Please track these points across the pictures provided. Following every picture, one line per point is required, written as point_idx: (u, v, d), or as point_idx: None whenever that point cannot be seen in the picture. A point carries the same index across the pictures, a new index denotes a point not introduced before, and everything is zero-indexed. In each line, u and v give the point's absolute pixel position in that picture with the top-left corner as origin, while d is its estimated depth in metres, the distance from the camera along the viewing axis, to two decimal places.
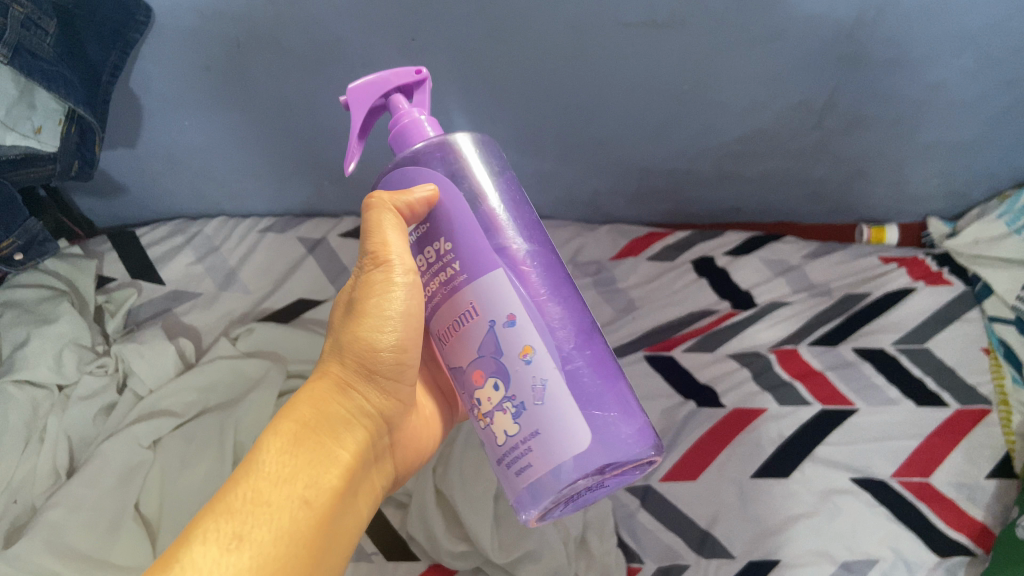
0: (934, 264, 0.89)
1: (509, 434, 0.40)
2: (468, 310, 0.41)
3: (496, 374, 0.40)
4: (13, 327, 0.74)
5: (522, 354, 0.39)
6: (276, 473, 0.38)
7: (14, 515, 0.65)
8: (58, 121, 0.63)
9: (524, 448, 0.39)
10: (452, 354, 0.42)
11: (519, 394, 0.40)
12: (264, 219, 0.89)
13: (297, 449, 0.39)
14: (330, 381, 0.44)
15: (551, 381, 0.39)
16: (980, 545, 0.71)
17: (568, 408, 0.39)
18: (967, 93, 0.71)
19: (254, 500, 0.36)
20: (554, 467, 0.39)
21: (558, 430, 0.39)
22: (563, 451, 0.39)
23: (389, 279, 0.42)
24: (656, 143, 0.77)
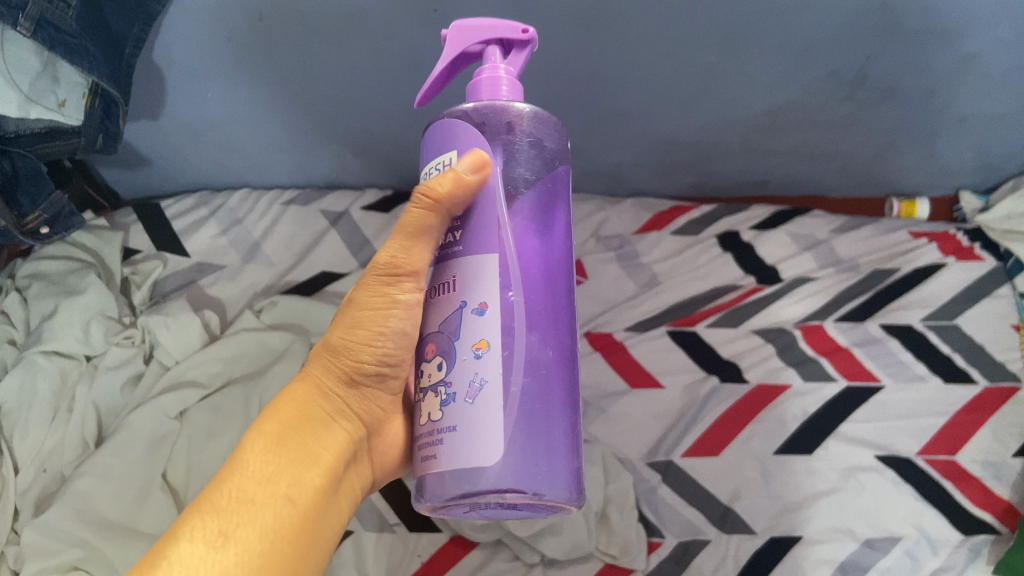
0: (966, 239, 0.87)
1: (432, 418, 0.40)
2: (450, 282, 0.41)
3: (446, 354, 0.40)
4: (41, 299, 0.75)
5: (473, 348, 0.39)
6: (261, 472, 0.39)
7: (44, 483, 0.67)
8: (82, 93, 0.63)
9: (437, 438, 0.39)
10: (427, 318, 0.42)
11: (456, 382, 0.39)
12: (286, 192, 0.89)
13: (280, 450, 0.40)
14: (311, 380, 0.45)
15: (487, 384, 0.38)
16: (1006, 524, 0.71)
17: (492, 416, 0.38)
18: (1005, 63, 0.69)
19: (239, 498, 0.38)
20: (452, 468, 0.38)
21: (480, 436, 0.38)
22: (465, 457, 0.38)
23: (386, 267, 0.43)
24: (683, 115, 0.76)
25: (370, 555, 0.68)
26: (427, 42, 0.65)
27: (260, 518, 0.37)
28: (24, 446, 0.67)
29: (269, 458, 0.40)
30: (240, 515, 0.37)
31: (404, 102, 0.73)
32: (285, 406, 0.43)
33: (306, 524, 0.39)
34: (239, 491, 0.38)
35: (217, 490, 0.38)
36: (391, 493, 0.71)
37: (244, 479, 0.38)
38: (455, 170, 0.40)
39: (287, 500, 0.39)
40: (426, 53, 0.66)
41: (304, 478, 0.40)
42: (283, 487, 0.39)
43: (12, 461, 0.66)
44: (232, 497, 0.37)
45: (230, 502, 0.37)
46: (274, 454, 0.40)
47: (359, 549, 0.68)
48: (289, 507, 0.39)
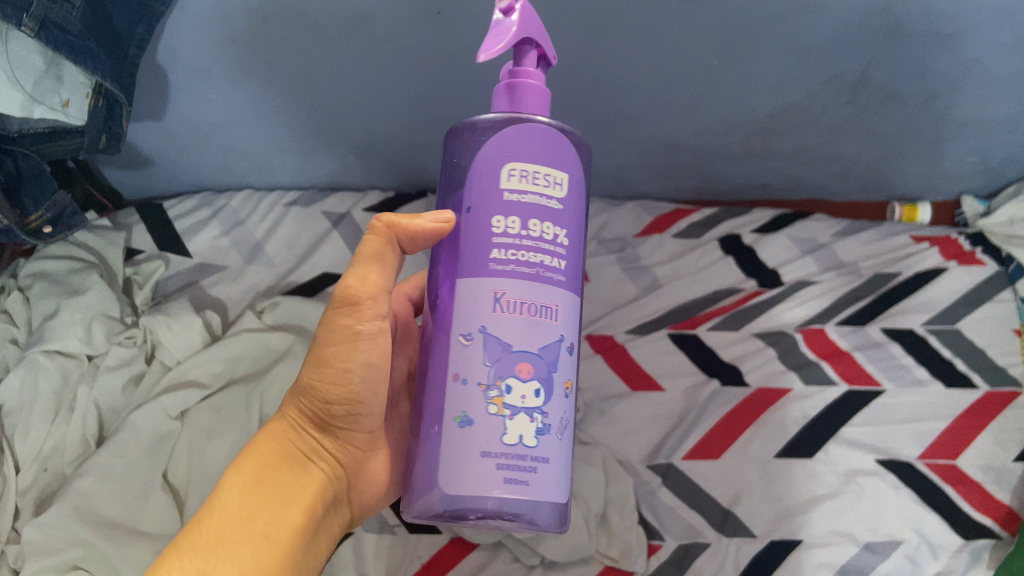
0: (967, 243, 0.87)
1: (526, 442, 0.41)
2: (549, 307, 0.41)
3: (542, 381, 0.42)
4: (43, 298, 0.75)
5: (564, 388, 0.43)
6: (239, 510, 0.41)
7: (45, 483, 0.67)
8: (85, 94, 0.64)
9: (530, 463, 0.41)
10: (507, 327, 0.41)
11: (550, 414, 0.42)
12: (288, 193, 0.89)
13: (257, 488, 0.43)
14: (285, 421, 0.47)
15: (569, 418, 0.43)
16: (1006, 528, 0.71)
17: (563, 459, 0.43)
18: (1006, 68, 0.69)
19: (218, 536, 0.39)
20: (550, 496, 0.42)
21: (562, 470, 0.43)
22: (553, 489, 0.42)
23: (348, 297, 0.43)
24: (686, 117, 0.76)
25: (371, 556, 0.67)
26: (430, 43, 0.65)
27: (238, 554, 0.39)
28: (26, 444, 0.67)
29: (246, 496, 0.42)
30: (217, 551, 0.39)
31: (406, 104, 0.73)
32: (261, 447, 0.45)
33: (285, 559, 0.41)
34: (216, 530, 0.40)
35: (196, 528, 0.40)
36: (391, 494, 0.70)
37: (223, 518, 0.40)
38: (560, 192, 0.42)
39: (265, 538, 0.40)
40: (428, 54, 0.66)
41: (281, 517, 0.42)
42: (260, 526, 0.41)
43: (13, 459, 0.66)
44: (210, 535, 0.39)
45: (207, 540, 0.39)
46: (252, 494, 0.42)
47: (358, 550, 0.68)
48: (268, 542, 0.40)
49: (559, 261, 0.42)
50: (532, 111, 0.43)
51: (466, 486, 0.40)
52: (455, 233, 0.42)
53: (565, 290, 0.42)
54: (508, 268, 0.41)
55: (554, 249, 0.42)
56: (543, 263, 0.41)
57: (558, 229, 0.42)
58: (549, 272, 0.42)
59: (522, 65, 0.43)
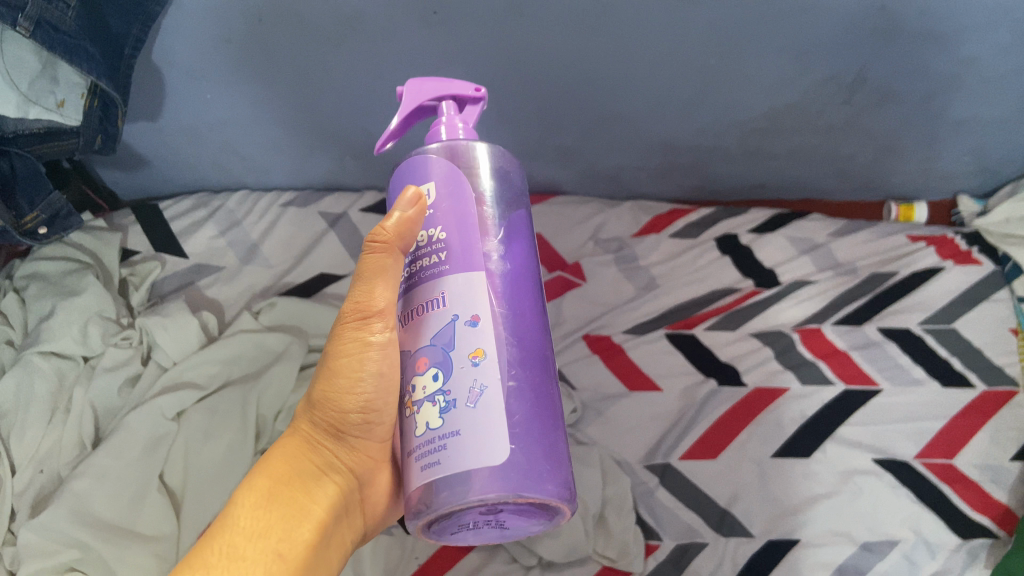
0: (964, 243, 0.87)
1: (431, 426, 0.39)
2: (437, 298, 0.41)
3: (439, 364, 0.40)
4: (39, 299, 0.75)
5: (470, 356, 0.39)
6: (251, 527, 0.41)
7: (41, 484, 0.66)
8: (81, 94, 0.63)
9: (439, 443, 0.38)
10: (408, 337, 0.42)
11: (454, 390, 0.39)
12: (285, 194, 0.89)
13: (270, 503, 0.42)
14: (302, 435, 0.47)
15: (489, 388, 0.39)
16: (1004, 528, 0.70)
17: (490, 422, 0.38)
18: (1002, 67, 0.70)
19: (230, 554, 0.39)
20: (471, 469, 0.37)
21: (484, 435, 0.38)
22: (477, 458, 0.37)
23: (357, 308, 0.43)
24: (683, 117, 0.76)
25: (368, 557, 0.67)
26: (426, 44, 0.65)
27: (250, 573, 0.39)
28: (21, 447, 0.67)
29: (259, 511, 0.42)
30: (230, 569, 0.38)
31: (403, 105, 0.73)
32: (277, 461, 0.45)
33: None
34: (230, 547, 0.39)
35: (209, 546, 0.39)
36: None
37: (236, 535, 0.40)
38: (428, 199, 0.43)
39: (278, 556, 0.40)
40: (424, 55, 0.66)
41: (294, 532, 0.42)
42: (273, 543, 0.41)
43: (9, 461, 0.66)
44: (223, 553, 0.39)
45: (221, 558, 0.39)
46: (264, 509, 0.42)
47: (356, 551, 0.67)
48: (280, 560, 0.40)
49: (440, 253, 0.41)
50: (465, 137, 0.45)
51: (408, 490, 0.40)
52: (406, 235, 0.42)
53: (447, 274, 0.41)
54: (405, 287, 0.43)
55: (432, 247, 0.42)
56: (423, 266, 0.42)
57: (435, 230, 0.42)
58: (429, 269, 0.42)
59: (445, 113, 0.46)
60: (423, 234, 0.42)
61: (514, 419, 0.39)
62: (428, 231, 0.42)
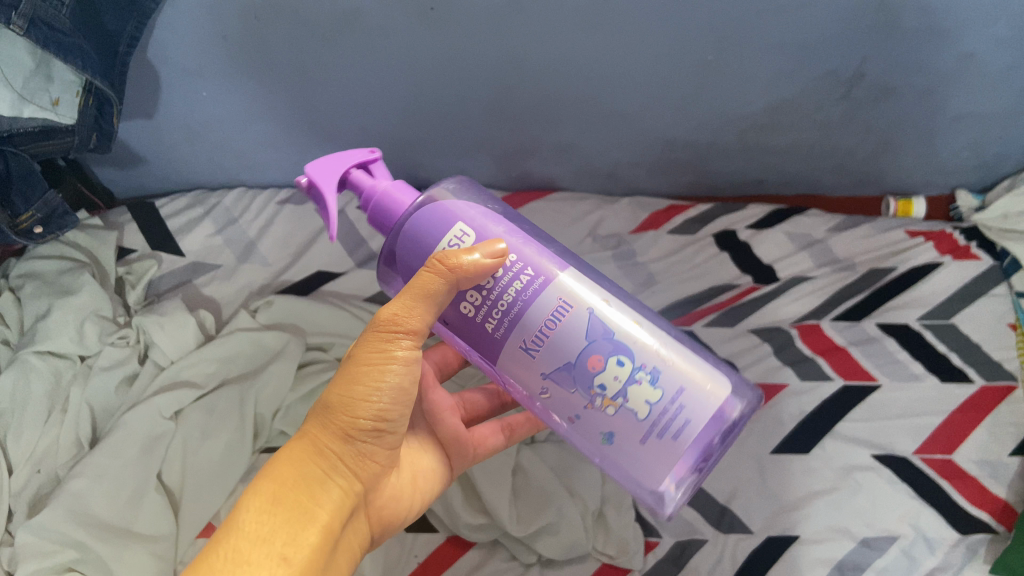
0: (962, 238, 0.87)
1: (653, 401, 0.40)
2: (559, 305, 0.41)
3: (614, 351, 0.41)
4: (35, 298, 0.74)
5: (631, 331, 0.41)
6: (256, 532, 0.39)
7: (39, 484, 0.66)
8: (76, 92, 0.63)
9: (673, 408, 0.40)
10: (547, 359, 0.41)
11: (647, 360, 0.41)
12: (282, 191, 0.88)
13: (275, 508, 0.40)
14: (310, 438, 0.44)
15: (665, 347, 0.41)
16: (1002, 523, 0.70)
17: (690, 364, 0.41)
18: (1000, 63, 0.69)
19: (235, 558, 0.37)
20: (708, 413, 0.40)
21: (695, 376, 0.41)
22: (708, 396, 0.40)
23: (390, 324, 0.43)
24: (681, 113, 0.76)
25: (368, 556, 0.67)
26: (424, 40, 0.65)
27: None
28: (18, 446, 0.67)
29: (264, 516, 0.40)
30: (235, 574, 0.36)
31: (400, 101, 0.73)
32: (281, 465, 0.43)
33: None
34: (235, 551, 0.37)
35: (213, 551, 0.37)
36: None
37: (240, 539, 0.38)
38: (471, 238, 0.43)
39: (284, 560, 0.38)
40: (420, 52, 0.66)
41: (301, 537, 0.39)
42: (278, 547, 0.38)
43: (6, 460, 0.67)
44: (227, 558, 0.37)
45: (226, 563, 0.36)
46: (269, 514, 0.40)
47: None
48: (286, 564, 0.38)
49: (527, 272, 0.42)
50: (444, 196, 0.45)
51: (668, 467, 0.42)
52: (465, 278, 0.41)
53: (552, 279, 0.41)
54: (504, 327, 0.42)
55: (515, 272, 0.42)
56: (516, 291, 0.41)
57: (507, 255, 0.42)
58: (526, 288, 0.41)
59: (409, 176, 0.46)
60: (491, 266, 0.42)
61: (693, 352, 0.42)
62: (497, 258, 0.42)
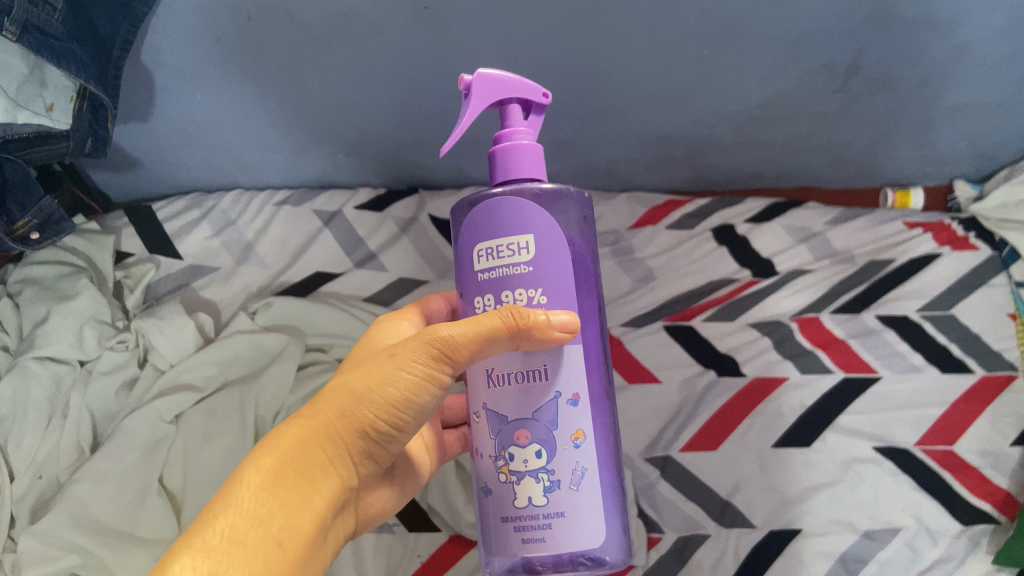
0: (960, 229, 0.87)
1: (534, 502, 0.43)
2: (539, 370, 0.43)
3: (543, 442, 0.43)
4: (33, 303, 0.74)
5: (572, 439, 0.43)
6: (253, 511, 0.36)
7: (40, 491, 0.67)
8: (70, 97, 0.63)
9: (544, 522, 0.43)
10: (503, 404, 0.43)
11: (558, 471, 0.43)
12: (278, 193, 0.87)
13: (276, 489, 0.37)
14: (321, 421, 0.41)
15: (587, 472, 0.43)
16: (1005, 513, 0.71)
17: (594, 504, 0.43)
18: (995, 53, 0.69)
19: (230, 539, 0.35)
20: (565, 549, 0.43)
21: (584, 519, 0.43)
22: (581, 539, 0.43)
23: (434, 340, 0.41)
24: (677, 108, 0.75)
25: (371, 556, 0.67)
26: (419, 39, 0.65)
27: (249, 562, 0.34)
28: (19, 453, 0.67)
29: (265, 495, 0.37)
30: (228, 555, 0.34)
31: (396, 101, 0.73)
32: (286, 441, 0.40)
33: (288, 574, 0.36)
34: (229, 531, 0.35)
35: (208, 525, 0.35)
36: None
37: (237, 518, 0.36)
38: (528, 256, 0.42)
39: (279, 546, 0.36)
40: (415, 52, 0.66)
41: (297, 522, 0.37)
42: (274, 530, 0.36)
43: (7, 468, 0.66)
44: (223, 536, 0.35)
45: (222, 541, 0.34)
46: (269, 494, 0.37)
47: (358, 551, 0.67)
48: (279, 552, 0.36)
49: None
50: (530, 174, 0.44)
51: (495, 546, 0.44)
52: (527, 338, 0.41)
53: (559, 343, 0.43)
54: None
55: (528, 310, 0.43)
56: None
57: (535, 291, 0.42)
58: None
59: (509, 124, 0.44)
60: (523, 292, 0.42)
61: (606, 495, 0.44)
62: (530, 291, 0.42)
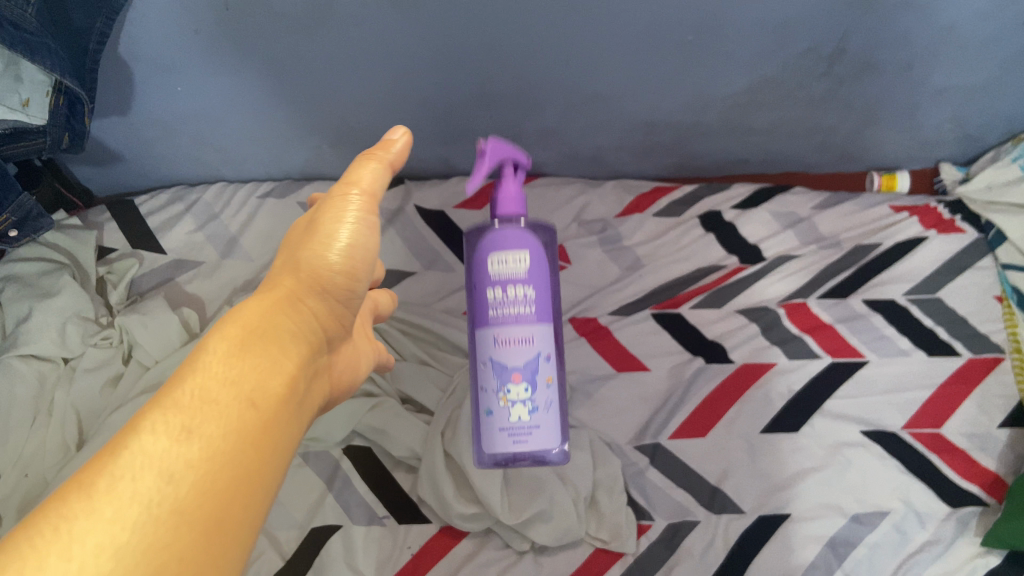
0: (947, 212, 0.87)
1: None
2: None
3: None
4: (14, 301, 0.73)
5: None
6: (225, 374, 0.37)
7: (27, 488, 0.65)
8: (46, 92, 0.62)
9: None
10: None
11: None
12: (262, 185, 0.87)
13: (243, 354, 0.38)
14: (281, 291, 0.42)
15: None
16: (993, 495, 0.71)
17: None
18: (979, 35, 0.69)
19: (202, 397, 0.35)
20: None
21: None
22: None
23: (353, 195, 0.45)
24: (661, 95, 0.75)
25: (360, 549, 0.67)
26: (400, 28, 0.64)
27: (223, 416, 0.35)
28: (3, 451, 0.66)
29: (232, 362, 0.37)
30: (204, 411, 0.34)
31: (378, 91, 0.72)
32: (248, 316, 0.40)
33: (265, 434, 0.37)
34: (204, 391, 0.35)
35: (176, 387, 0.35)
36: (381, 487, 0.70)
37: (210, 380, 0.36)
38: None
39: (251, 404, 0.36)
40: (396, 40, 0.65)
41: (268, 385, 0.38)
42: (247, 389, 0.37)
43: None
44: (195, 396, 0.35)
45: (193, 400, 0.34)
46: (238, 358, 0.38)
47: (348, 542, 0.67)
48: (253, 409, 0.36)
49: None
50: None
51: None
52: None
53: None
54: None
55: None
56: None
57: None
58: None
59: None
60: None
61: None
62: None
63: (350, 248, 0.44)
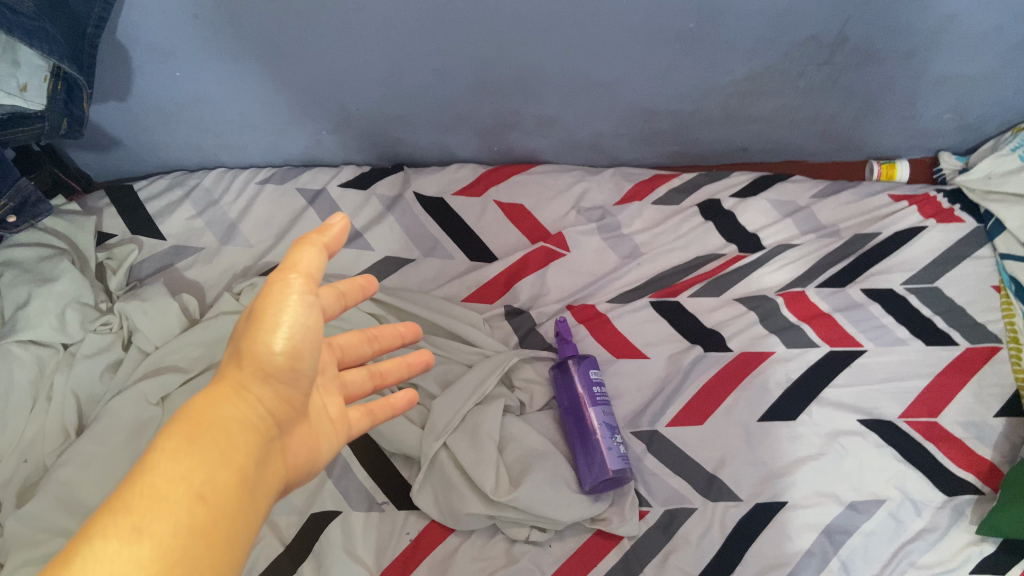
0: (946, 201, 0.87)
1: None
2: None
3: None
4: (14, 287, 0.72)
5: None
6: (173, 470, 0.33)
7: (26, 474, 0.66)
8: (44, 77, 0.62)
9: None
10: None
11: None
12: (261, 171, 0.88)
13: (191, 447, 0.34)
14: (230, 381, 0.37)
15: None
16: (989, 484, 0.71)
17: None
18: (981, 24, 0.69)
19: (151, 495, 0.31)
20: None
21: None
22: None
23: (309, 270, 0.37)
24: (662, 83, 0.75)
25: (360, 535, 0.67)
26: (401, 15, 0.64)
27: (173, 515, 0.31)
28: (4, 436, 0.66)
29: (180, 456, 0.33)
30: (153, 510, 0.31)
31: (379, 77, 0.72)
32: (197, 408, 0.36)
33: (222, 529, 0.33)
34: (150, 487, 0.32)
35: (124, 490, 0.31)
36: (380, 475, 0.70)
37: (156, 479, 0.32)
38: None
39: (200, 499, 0.32)
40: (397, 26, 0.65)
41: (222, 477, 0.34)
42: (196, 482, 0.33)
43: None
44: (144, 496, 0.31)
45: (142, 500, 0.31)
46: (185, 453, 0.33)
47: (347, 529, 0.67)
48: (203, 505, 0.32)
49: None
50: None
51: None
52: None
53: None
54: None
55: None
56: None
57: None
58: None
59: None
60: None
61: None
62: None
63: (294, 334, 0.36)
